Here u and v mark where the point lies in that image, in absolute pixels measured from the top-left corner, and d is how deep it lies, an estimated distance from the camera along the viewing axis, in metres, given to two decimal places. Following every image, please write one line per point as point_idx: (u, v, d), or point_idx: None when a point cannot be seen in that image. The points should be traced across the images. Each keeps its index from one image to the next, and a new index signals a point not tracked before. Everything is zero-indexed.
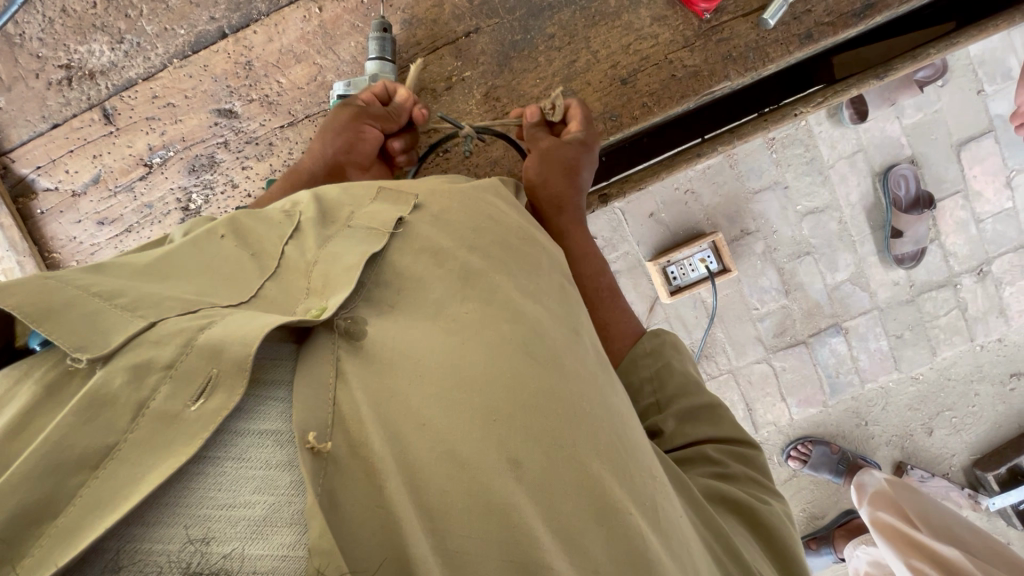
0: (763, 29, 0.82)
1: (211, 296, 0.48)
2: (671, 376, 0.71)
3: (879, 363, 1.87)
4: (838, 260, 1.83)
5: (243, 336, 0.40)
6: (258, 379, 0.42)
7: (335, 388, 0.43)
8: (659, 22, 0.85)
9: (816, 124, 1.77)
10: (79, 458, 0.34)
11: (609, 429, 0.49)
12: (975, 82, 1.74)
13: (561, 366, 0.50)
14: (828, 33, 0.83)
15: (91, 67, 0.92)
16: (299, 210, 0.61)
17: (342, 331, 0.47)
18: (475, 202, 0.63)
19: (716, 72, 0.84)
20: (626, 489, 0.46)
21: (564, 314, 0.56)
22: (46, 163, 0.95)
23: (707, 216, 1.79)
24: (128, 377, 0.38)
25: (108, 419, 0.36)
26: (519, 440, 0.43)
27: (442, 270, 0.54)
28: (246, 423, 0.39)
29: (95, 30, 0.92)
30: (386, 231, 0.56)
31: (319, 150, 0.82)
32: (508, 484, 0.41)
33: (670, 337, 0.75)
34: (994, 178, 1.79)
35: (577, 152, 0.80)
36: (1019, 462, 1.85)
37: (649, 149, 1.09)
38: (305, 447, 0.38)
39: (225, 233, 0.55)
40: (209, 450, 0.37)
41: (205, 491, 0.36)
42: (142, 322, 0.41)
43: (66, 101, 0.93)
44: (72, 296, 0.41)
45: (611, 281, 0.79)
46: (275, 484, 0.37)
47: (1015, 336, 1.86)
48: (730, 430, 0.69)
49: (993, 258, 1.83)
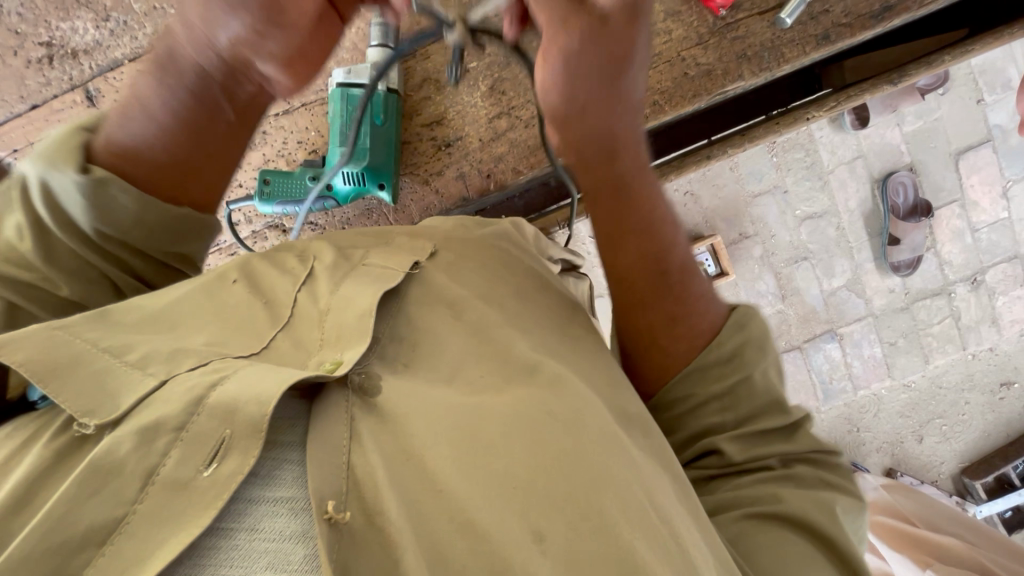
0: (779, 28, 0.80)
1: (221, 347, 0.46)
2: (748, 394, 0.61)
3: (873, 370, 1.87)
4: (834, 266, 1.82)
5: (259, 393, 0.40)
6: (274, 441, 0.42)
7: (349, 451, 0.43)
8: (673, 17, 0.82)
9: (817, 129, 1.75)
10: (84, 534, 0.34)
11: (636, 492, 0.47)
12: (975, 91, 1.74)
13: (583, 426, 0.48)
14: (845, 35, 0.81)
15: (74, 46, 0.88)
16: (315, 257, 0.60)
17: (355, 386, 0.47)
18: (483, 248, 0.65)
19: (729, 71, 0.81)
20: (660, 560, 0.44)
21: (579, 367, 0.56)
22: (24, 146, 0.89)
23: (706, 220, 1.77)
24: (137, 442, 0.38)
25: (115, 490, 0.36)
26: (541, 510, 0.43)
27: (457, 324, 0.55)
28: (262, 490, 0.39)
29: (78, 7, 0.87)
30: (401, 271, 0.56)
31: (201, 38, 0.53)
32: (530, 558, 0.41)
33: (756, 334, 0.63)
34: (991, 187, 1.79)
35: (621, 40, 0.61)
36: (1007, 471, 1.88)
37: (656, 148, 1.06)
38: (322, 518, 0.38)
39: (237, 279, 0.55)
40: (223, 522, 0.38)
41: (218, 566, 0.36)
42: (154, 381, 0.42)
43: (47, 81, 0.88)
44: (78, 352, 0.42)
45: (681, 256, 0.65)
46: (288, 558, 0.37)
47: (1006, 346, 1.87)
48: (804, 441, 0.61)
49: (987, 267, 1.83)
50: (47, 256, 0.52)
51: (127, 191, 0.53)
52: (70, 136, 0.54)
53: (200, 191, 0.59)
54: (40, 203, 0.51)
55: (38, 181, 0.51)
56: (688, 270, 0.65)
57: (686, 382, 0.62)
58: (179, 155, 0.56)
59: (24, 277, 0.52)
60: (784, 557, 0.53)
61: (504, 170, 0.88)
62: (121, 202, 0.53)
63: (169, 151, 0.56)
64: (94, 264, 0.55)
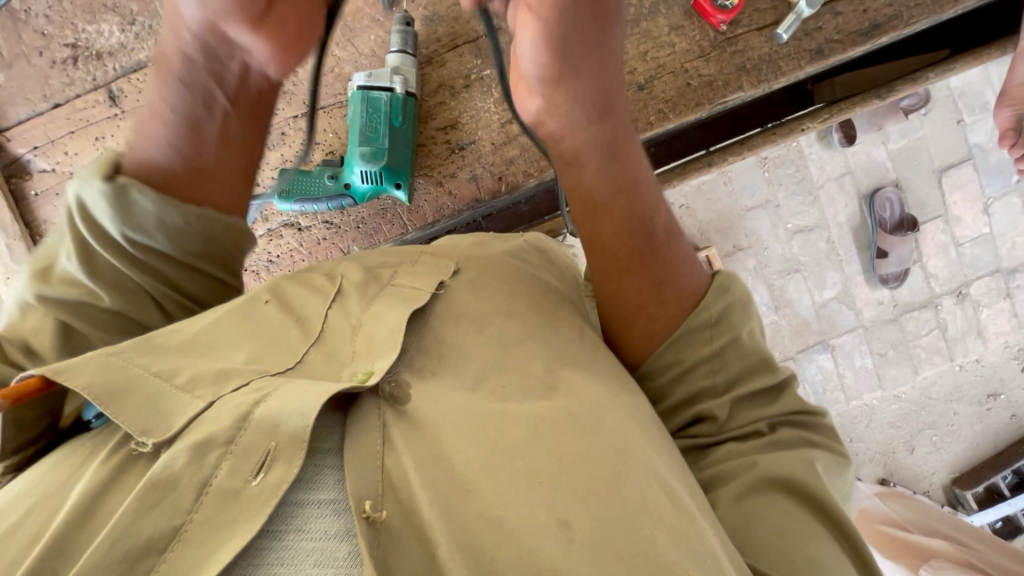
0: (776, 43, 0.85)
1: (260, 365, 0.50)
2: (736, 356, 0.65)
3: (864, 381, 1.91)
4: (825, 278, 1.87)
5: (299, 408, 0.42)
6: (313, 448, 0.45)
7: (383, 455, 0.45)
8: (677, 31, 0.86)
9: (807, 146, 1.81)
10: (147, 543, 0.37)
11: (655, 490, 0.50)
12: (955, 112, 1.82)
13: (602, 429, 0.51)
14: (838, 51, 0.85)
15: (99, 48, 0.89)
16: (342, 274, 0.62)
17: (387, 395, 0.50)
18: (503, 265, 0.67)
19: (730, 82, 0.86)
20: (681, 551, 0.47)
21: (600, 375, 0.57)
22: (45, 143, 0.90)
23: (701, 231, 1.81)
24: (190, 456, 0.41)
25: (173, 502, 0.39)
26: (566, 502, 0.46)
27: (483, 338, 0.56)
28: (306, 493, 0.42)
29: (106, 11, 0.89)
30: (429, 291, 0.58)
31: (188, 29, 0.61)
32: (558, 548, 0.43)
33: (740, 295, 0.68)
34: (973, 204, 1.86)
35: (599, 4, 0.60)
36: (996, 481, 1.93)
37: (657, 158, 1.08)
38: (361, 516, 0.41)
39: (269, 299, 0.57)
40: (273, 524, 0.40)
41: (272, 565, 0.39)
42: (201, 402, 0.44)
43: (71, 81, 0.89)
44: (133, 376, 0.45)
45: (665, 220, 0.69)
46: (335, 555, 0.40)
47: (991, 358, 1.93)
48: (790, 402, 0.66)
49: (971, 281, 1.89)
50: (90, 270, 0.60)
51: (146, 196, 0.59)
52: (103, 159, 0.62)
53: (215, 195, 0.65)
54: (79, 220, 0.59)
55: (77, 201, 0.59)
56: (672, 234, 0.69)
57: (676, 344, 0.66)
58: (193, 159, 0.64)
59: (71, 293, 0.59)
60: (782, 519, 0.57)
61: (516, 172, 0.91)
62: (139, 207, 0.59)
63: (183, 158, 0.63)
64: (130, 276, 0.61)
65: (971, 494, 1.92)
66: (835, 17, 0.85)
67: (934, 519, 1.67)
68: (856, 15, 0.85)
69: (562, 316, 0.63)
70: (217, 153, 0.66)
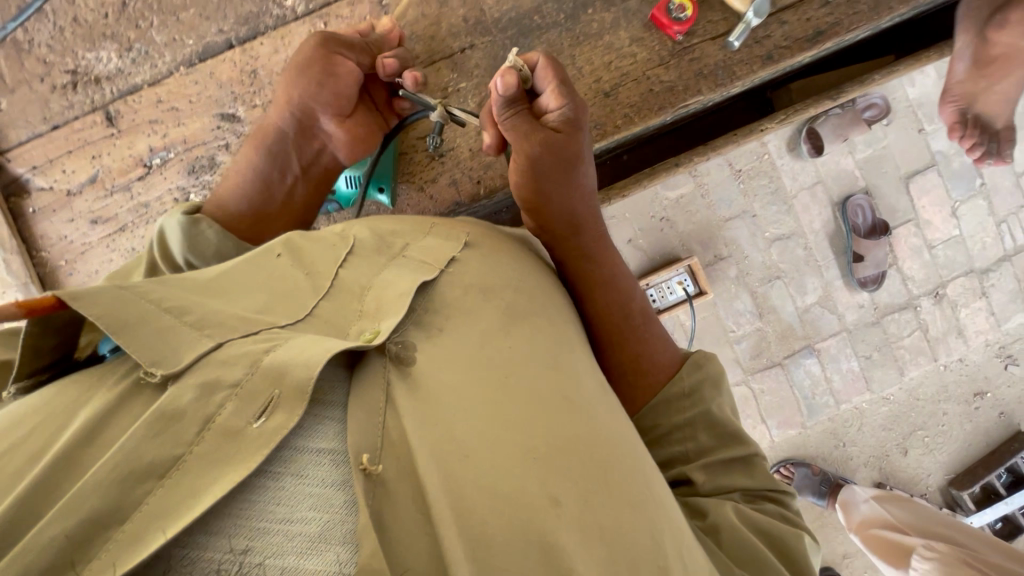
0: (729, 50, 0.92)
1: (269, 316, 0.53)
2: (706, 425, 0.74)
3: (852, 384, 1.93)
4: (806, 284, 1.92)
5: (305, 359, 0.45)
6: (318, 399, 0.47)
7: (385, 412, 0.48)
8: (637, 42, 0.93)
9: (778, 158, 1.89)
10: (148, 467, 0.39)
11: (636, 477, 0.54)
12: (916, 121, 1.91)
13: (592, 414, 0.56)
14: (786, 55, 0.92)
15: (97, 73, 0.93)
16: (354, 235, 0.67)
17: (393, 355, 0.52)
18: (498, 241, 0.72)
19: (689, 87, 0.92)
20: (657, 540, 0.50)
21: (591, 364, 0.65)
22: (43, 163, 0.95)
23: (682, 242, 1.86)
24: (198, 393, 0.43)
25: (176, 432, 0.41)
26: (560, 480, 0.48)
27: (488, 305, 0.60)
28: (306, 440, 0.44)
29: (104, 39, 0.93)
30: (437, 266, 0.62)
31: (282, 105, 0.84)
32: (550, 522, 0.45)
33: (712, 373, 0.78)
34: (941, 208, 1.94)
35: (574, 138, 0.77)
36: (991, 481, 1.93)
37: (629, 165, 1.15)
38: (358, 468, 0.43)
39: (281, 253, 0.63)
40: (270, 465, 0.42)
41: (266, 503, 0.41)
42: (210, 342, 0.47)
43: (70, 104, 0.94)
44: (145, 312, 0.47)
45: (640, 304, 0.82)
46: (330, 502, 0.42)
47: (974, 356, 1.97)
48: (764, 478, 0.72)
49: (947, 282, 1.95)
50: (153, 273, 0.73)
51: (211, 228, 0.77)
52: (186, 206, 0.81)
53: (266, 232, 0.84)
54: (156, 242, 0.76)
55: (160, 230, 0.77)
56: (647, 317, 0.82)
57: (654, 411, 0.76)
58: (256, 203, 0.84)
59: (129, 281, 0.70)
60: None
61: (493, 176, 0.97)
62: (205, 234, 0.76)
63: (248, 202, 0.83)
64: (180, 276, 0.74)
65: (968, 495, 1.93)
66: (782, 26, 0.92)
67: (934, 518, 1.67)
68: (801, 23, 0.92)
69: (549, 298, 0.67)
70: (275, 203, 0.85)
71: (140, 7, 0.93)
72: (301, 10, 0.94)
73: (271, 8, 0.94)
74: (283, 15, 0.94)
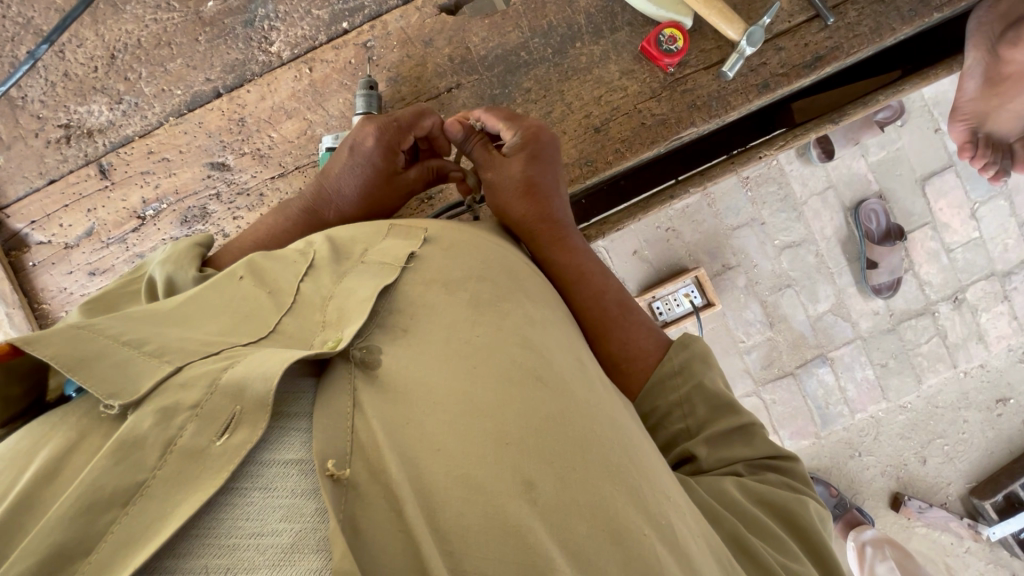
0: (723, 80, 0.89)
1: (232, 336, 0.55)
2: (703, 398, 0.75)
3: (867, 393, 1.89)
4: (818, 292, 1.87)
5: (263, 375, 0.46)
6: (280, 412, 0.48)
7: (353, 416, 0.49)
8: (627, 75, 0.91)
9: (788, 164, 1.84)
10: (109, 497, 0.40)
11: (616, 454, 0.55)
12: (934, 121, 1.83)
13: (568, 397, 0.57)
14: (783, 83, 0.89)
15: (89, 126, 0.94)
16: (312, 249, 0.70)
17: (358, 360, 0.55)
18: (466, 235, 0.74)
19: (682, 120, 0.90)
20: (639, 513, 0.52)
21: (572, 350, 0.65)
22: (41, 218, 0.96)
23: (689, 253, 1.83)
24: (156, 419, 0.44)
25: (138, 460, 0.42)
26: (529, 462, 0.50)
27: (452, 298, 0.63)
28: (272, 454, 0.46)
29: (95, 92, 0.94)
30: (397, 266, 0.65)
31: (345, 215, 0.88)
32: (521, 502, 0.47)
33: (699, 349, 0.79)
34: (959, 210, 1.87)
35: (522, 164, 0.83)
36: (1016, 489, 1.87)
37: (626, 190, 1.15)
38: (325, 475, 0.45)
39: (243, 274, 0.65)
40: (237, 482, 0.44)
41: (236, 520, 0.42)
42: (169, 367, 0.48)
43: (64, 158, 0.95)
44: (102, 347, 0.48)
45: (622, 296, 0.82)
46: (301, 511, 0.43)
47: (997, 362, 1.89)
48: (763, 447, 0.73)
49: (967, 286, 1.89)
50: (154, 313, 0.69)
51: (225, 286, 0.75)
52: (191, 249, 0.76)
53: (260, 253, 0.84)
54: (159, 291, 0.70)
55: (164, 278, 0.71)
56: (629, 307, 0.82)
57: (650, 395, 0.78)
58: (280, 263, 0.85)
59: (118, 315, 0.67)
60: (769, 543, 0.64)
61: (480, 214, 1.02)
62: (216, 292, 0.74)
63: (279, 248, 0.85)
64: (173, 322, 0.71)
65: (990, 504, 1.86)
66: (778, 52, 0.89)
67: None
68: (799, 50, 0.89)
69: (518, 291, 0.67)
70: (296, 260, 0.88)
71: (129, 59, 0.94)
72: (288, 57, 0.94)
73: (257, 54, 0.94)
74: (269, 62, 0.94)
